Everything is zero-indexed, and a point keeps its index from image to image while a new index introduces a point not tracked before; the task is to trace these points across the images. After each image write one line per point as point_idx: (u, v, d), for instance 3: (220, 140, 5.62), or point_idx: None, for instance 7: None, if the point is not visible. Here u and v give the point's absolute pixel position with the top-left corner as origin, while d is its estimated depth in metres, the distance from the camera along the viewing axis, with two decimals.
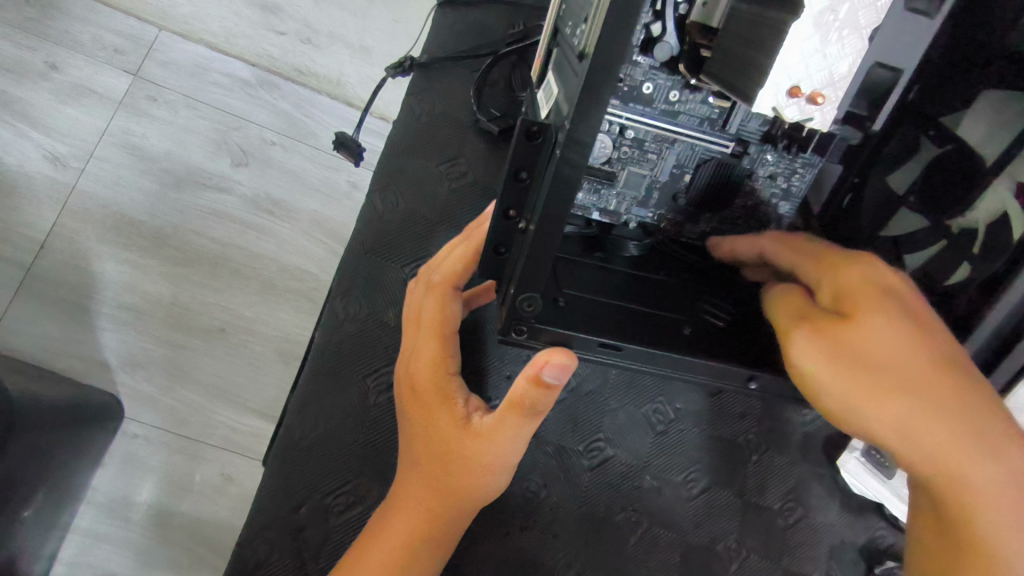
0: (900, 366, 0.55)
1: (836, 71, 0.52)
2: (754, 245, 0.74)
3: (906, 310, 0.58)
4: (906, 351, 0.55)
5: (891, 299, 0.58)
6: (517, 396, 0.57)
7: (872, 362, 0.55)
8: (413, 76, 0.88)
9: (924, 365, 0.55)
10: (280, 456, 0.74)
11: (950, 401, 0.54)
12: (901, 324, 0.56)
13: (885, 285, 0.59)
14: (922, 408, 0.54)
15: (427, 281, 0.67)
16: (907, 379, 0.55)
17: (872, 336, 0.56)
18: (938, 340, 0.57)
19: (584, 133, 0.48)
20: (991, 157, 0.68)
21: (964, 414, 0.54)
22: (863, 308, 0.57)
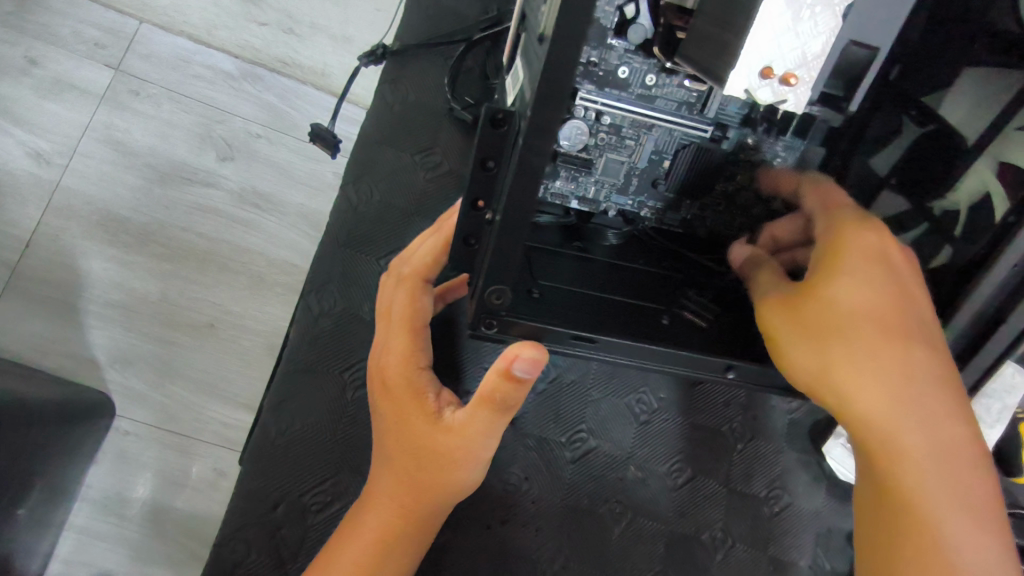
0: (865, 328, 0.57)
1: (809, 51, 0.51)
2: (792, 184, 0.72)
3: (890, 278, 0.59)
4: (874, 314, 0.58)
5: (877, 265, 0.59)
6: (488, 391, 0.57)
7: (836, 321, 0.58)
8: (387, 65, 0.86)
9: (888, 330, 0.57)
10: (256, 455, 0.73)
11: (909, 369, 0.56)
12: (877, 289, 0.58)
13: (878, 252, 0.61)
14: (879, 369, 0.56)
15: (398, 274, 0.66)
16: (869, 341, 0.57)
17: (841, 296, 0.58)
18: (913, 315, 0.59)
19: (547, 119, 0.46)
20: (973, 139, 0.66)
21: (918, 385, 0.55)
22: (840, 269, 0.60)
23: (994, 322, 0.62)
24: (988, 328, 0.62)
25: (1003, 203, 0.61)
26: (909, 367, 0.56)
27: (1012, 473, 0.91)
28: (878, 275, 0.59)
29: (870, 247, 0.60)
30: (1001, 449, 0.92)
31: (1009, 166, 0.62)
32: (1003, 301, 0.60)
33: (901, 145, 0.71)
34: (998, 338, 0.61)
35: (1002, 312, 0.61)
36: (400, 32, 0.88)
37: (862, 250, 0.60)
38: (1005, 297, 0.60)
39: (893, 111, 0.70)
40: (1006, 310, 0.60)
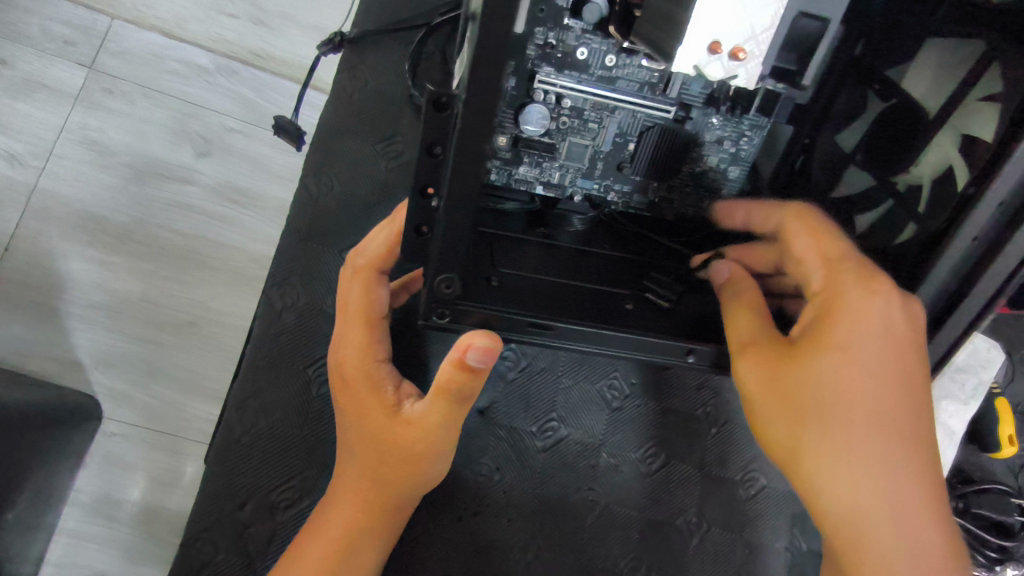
0: (844, 407, 0.58)
1: (758, 24, 0.50)
2: (772, 220, 0.71)
3: (882, 355, 0.58)
4: (861, 396, 0.57)
5: (870, 339, 0.58)
6: (443, 381, 0.57)
7: (819, 399, 0.58)
8: (344, 53, 0.84)
9: (870, 413, 0.57)
10: (221, 455, 0.72)
11: (889, 457, 0.56)
12: (863, 367, 0.58)
13: (876, 321, 0.58)
14: (858, 455, 0.56)
15: (353, 265, 0.65)
16: (852, 424, 0.57)
17: (828, 373, 0.58)
18: (903, 397, 0.58)
19: (487, 102, 0.45)
20: (935, 109, 0.63)
21: (893, 475, 0.56)
22: (829, 342, 0.59)
23: (957, 297, 0.58)
24: (951, 303, 0.59)
25: (965, 175, 0.57)
26: (888, 455, 0.56)
27: (987, 448, 0.91)
28: (865, 350, 0.58)
29: (867, 318, 0.59)
30: (976, 424, 0.92)
31: (971, 138, 0.59)
32: (966, 273, 0.57)
33: (867, 119, 0.70)
34: (964, 311, 0.58)
35: (965, 285, 0.58)
36: (363, 19, 0.86)
37: (853, 320, 0.59)
38: (966, 271, 0.57)
39: (857, 86, 0.71)
40: (969, 283, 0.57)
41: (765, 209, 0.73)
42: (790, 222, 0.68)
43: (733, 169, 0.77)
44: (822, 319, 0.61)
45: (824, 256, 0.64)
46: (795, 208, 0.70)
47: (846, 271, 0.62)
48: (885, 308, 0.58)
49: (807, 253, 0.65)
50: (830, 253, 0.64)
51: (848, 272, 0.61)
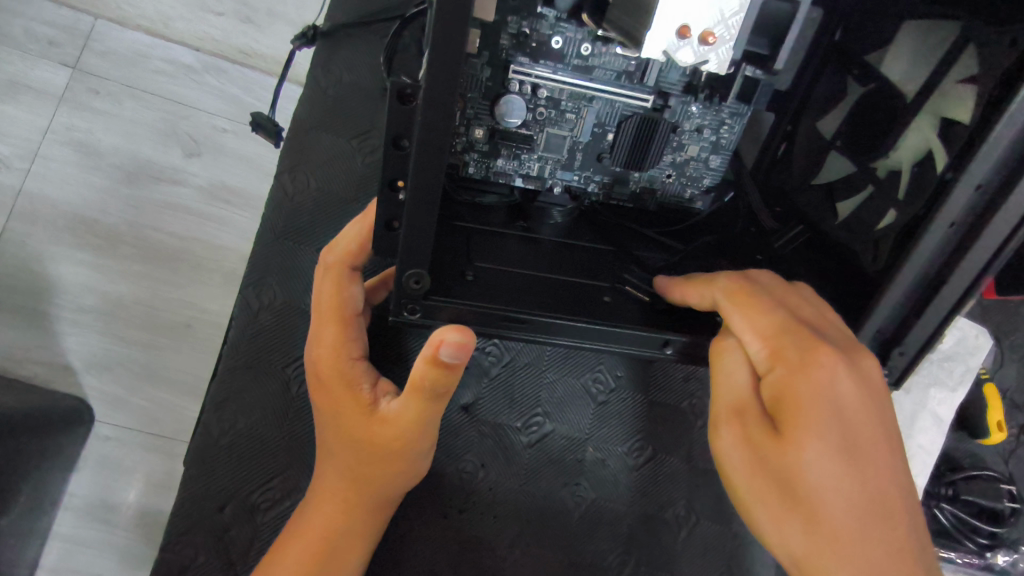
0: (815, 494, 0.52)
1: (726, 8, 0.49)
2: (706, 296, 0.61)
3: (844, 429, 0.53)
4: (840, 488, 0.52)
5: (832, 420, 0.53)
6: (418, 378, 0.56)
7: (800, 495, 0.53)
8: (319, 47, 0.83)
9: (851, 506, 0.52)
10: (199, 457, 0.72)
11: (882, 549, 0.51)
12: (833, 455, 0.52)
13: (834, 394, 0.53)
14: (851, 555, 0.51)
15: (324, 264, 0.64)
16: (836, 523, 0.52)
17: (802, 468, 0.52)
18: (875, 475, 0.53)
19: (449, 90, 0.44)
20: (913, 92, 0.61)
21: (892, 570, 0.50)
22: (796, 432, 0.53)
23: (937, 283, 0.56)
24: (931, 290, 0.57)
25: (943, 158, 0.56)
26: (877, 545, 0.51)
27: (976, 434, 0.91)
28: (833, 428, 0.53)
29: (823, 397, 0.53)
30: (965, 411, 0.91)
31: (949, 121, 0.57)
32: (948, 257, 0.56)
33: (846, 104, 0.69)
34: (943, 298, 0.56)
35: (945, 270, 0.56)
36: (342, 12, 0.85)
37: (812, 403, 0.53)
38: (946, 256, 0.56)
39: (838, 70, 0.71)
40: (949, 268, 0.55)
41: (694, 288, 0.61)
42: (723, 300, 0.59)
43: (714, 158, 0.76)
44: (779, 405, 0.55)
45: (766, 328, 0.57)
46: (726, 282, 0.61)
47: (790, 347, 0.56)
48: (837, 382, 0.53)
49: (747, 332, 0.57)
50: (773, 327, 0.57)
51: (794, 347, 0.55)
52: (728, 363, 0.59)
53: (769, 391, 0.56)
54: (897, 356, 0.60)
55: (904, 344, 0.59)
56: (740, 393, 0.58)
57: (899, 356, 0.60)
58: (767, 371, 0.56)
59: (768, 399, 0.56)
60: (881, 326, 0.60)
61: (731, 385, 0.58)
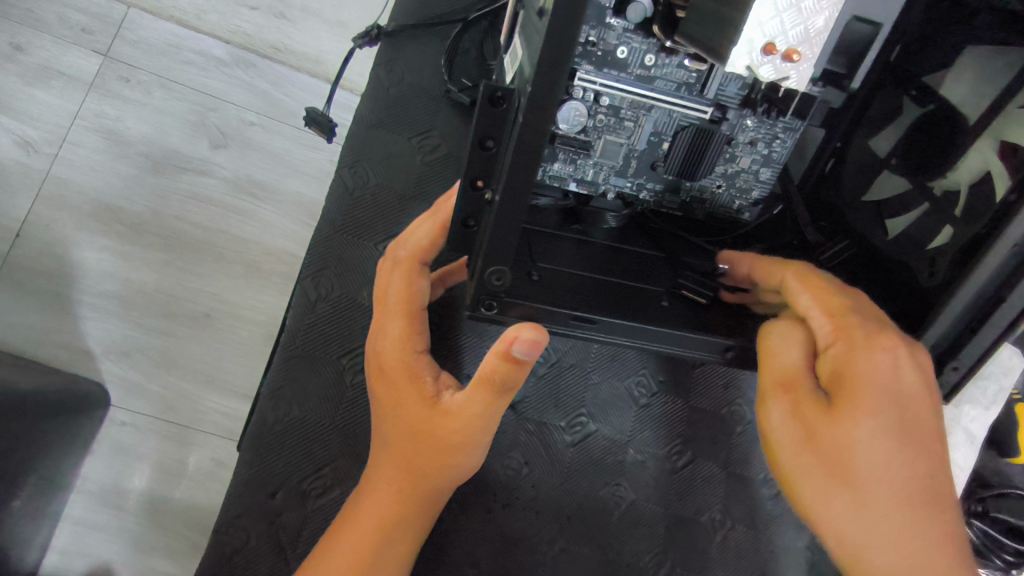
0: (864, 471, 0.54)
1: (812, 26, 0.51)
2: (777, 277, 0.63)
3: (897, 414, 0.55)
4: (888, 462, 0.54)
5: (889, 401, 0.55)
6: (487, 372, 0.57)
7: (845, 465, 0.55)
8: (381, 46, 0.85)
9: (896, 479, 0.54)
10: (254, 442, 0.73)
11: (916, 521, 0.54)
12: (885, 433, 0.54)
13: (896, 380, 0.54)
14: (885, 522, 0.54)
15: (394, 257, 0.65)
16: (876, 495, 0.54)
17: (851, 442, 0.54)
18: (924, 454, 0.55)
19: (545, 95, 0.46)
20: (975, 116, 0.64)
21: (923, 541, 0.54)
22: (852, 410, 0.55)
23: (995, 302, 0.58)
24: (989, 307, 0.58)
25: (1003, 183, 0.58)
26: (917, 521, 0.54)
27: (1005, 453, 0.94)
28: (888, 410, 0.54)
29: (883, 380, 0.54)
30: (995, 431, 0.95)
31: (1010, 145, 0.60)
32: (1005, 277, 0.57)
33: (900, 125, 0.71)
34: (1000, 317, 0.57)
35: (1003, 290, 0.57)
36: (397, 16, 0.87)
37: (871, 384, 0.55)
38: (1003, 278, 0.57)
39: (894, 90, 0.72)
40: (1007, 289, 0.57)
41: (767, 269, 0.64)
42: (793, 279, 0.61)
43: (764, 171, 0.77)
44: (838, 381, 0.56)
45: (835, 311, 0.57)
46: (798, 266, 0.63)
47: (857, 328, 0.56)
48: (902, 365, 0.54)
49: (814, 311, 0.59)
50: (841, 311, 0.58)
51: (863, 329, 0.56)
52: (781, 343, 0.59)
53: (826, 370, 0.57)
54: (950, 371, 0.62)
55: (959, 359, 0.61)
56: (793, 370, 0.58)
57: (953, 371, 0.62)
58: (827, 352, 0.57)
59: (823, 377, 0.57)
60: (938, 342, 0.61)
61: (784, 361, 0.58)
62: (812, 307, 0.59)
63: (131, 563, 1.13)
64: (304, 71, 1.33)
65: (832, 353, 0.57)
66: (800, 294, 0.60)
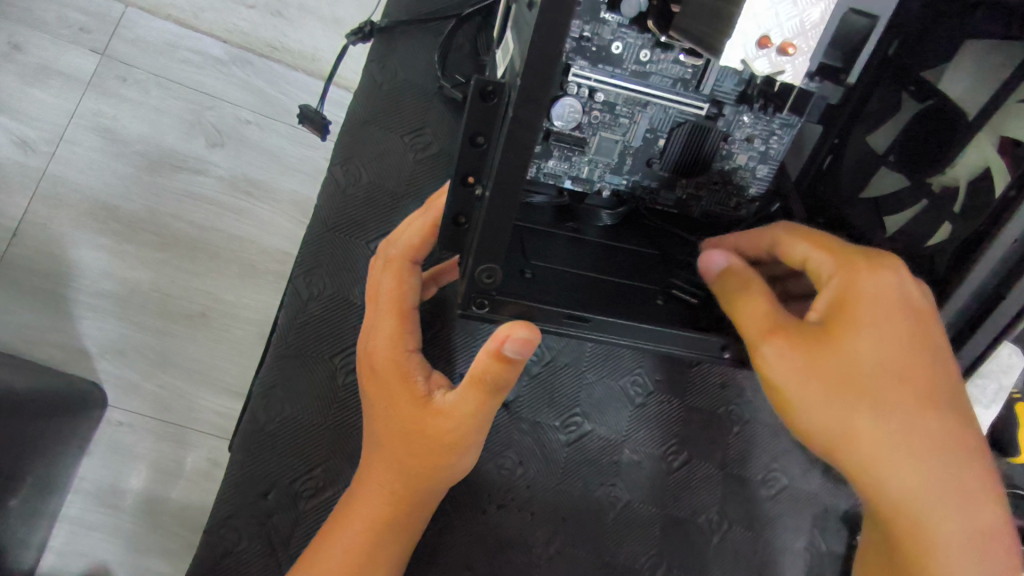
0: (874, 386, 0.55)
1: (807, 18, 0.50)
2: (764, 236, 0.64)
3: (903, 331, 0.56)
4: (897, 375, 0.55)
5: (892, 318, 0.56)
6: (478, 371, 0.56)
7: (856, 386, 0.55)
8: (374, 43, 0.84)
9: (906, 393, 0.55)
10: (245, 442, 0.72)
11: (930, 434, 0.54)
12: (889, 349, 0.55)
13: (897, 296, 0.56)
14: (900, 437, 0.54)
15: (384, 256, 0.65)
16: (890, 410, 0.54)
17: (860, 356, 0.55)
18: (929, 366, 0.56)
19: (536, 89, 0.45)
20: (975, 111, 0.63)
21: (940, 453, 0.54)
22: (857, 327, 0.56)
23: (995, 298, 0.59)
24: (990, 304, 0.59)
25: (1003, 178, 0.58)
26: (931, 433, 0.54)
27: (1006, 453, 0.92)
28: (894, 325, 0.56)
29: (885, 297, 0.56)
30: (996, 430, 0.93)
31: (1010, 140, 0.59)
32: (1006, 274, 0.57)
33: (898, 121, 0.70)
34: (1001, 313, 0.59)
35: (1002, 287, 0.58)
36: (391, 12, 0.86)
37: (875, 301, 0.56)
38: (1003, 275, 0.58)
39: (892, 86, 0.70)
40: (1007, 286, 0.58)
41: (752, 235, 0.65)
42: (781, 232, 0.63)
43: (761, 168, 0.76)
44: (840, 305, 0.57)
45: (829, 246, 0.59)
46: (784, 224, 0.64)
47: (854, 254, 0.58)
48: (898, 282, 0.57)
49: (813, 252, 0.59)
50: (835, 245, 0.59)
51: (858, 255, 0.58)
52: (749, 304, 0.58)
53: (829, 297, 0.58)
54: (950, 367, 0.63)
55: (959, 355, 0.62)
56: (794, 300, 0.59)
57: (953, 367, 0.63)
58: (828, 281, 0.58)
59: (825, 304, 0.58)
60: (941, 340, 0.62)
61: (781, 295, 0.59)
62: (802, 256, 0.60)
63: (127, 563, 1.12)
64: (300, 70, 1.32)
65: (831, 281, 0.58)
66: (790, 244, 0.61)
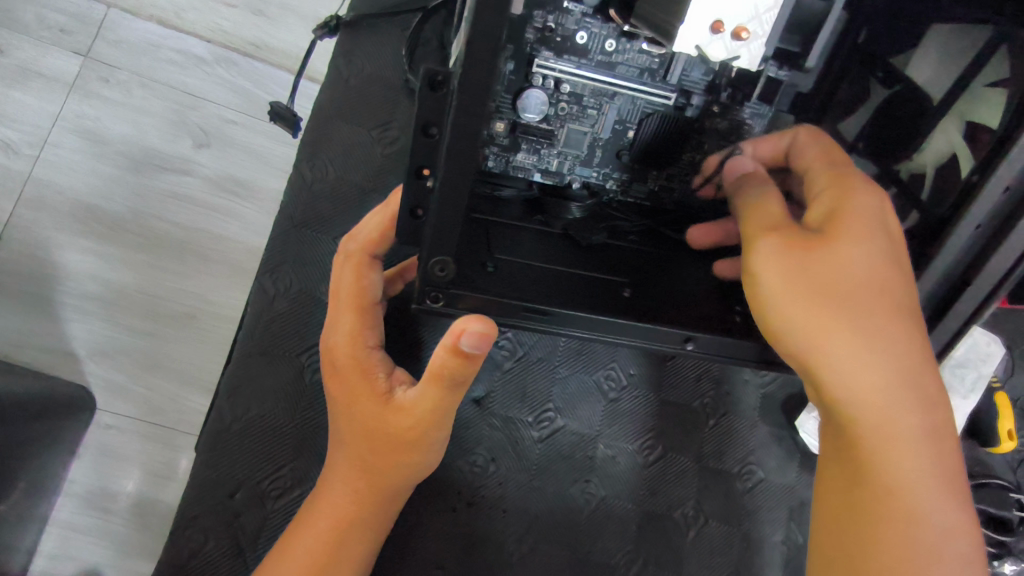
0: (855, 291, 0.55)
1: (761, 3, 0.49)
2: (784, 138, 0.67)
3: (885, 248, 0.57)
4: (877, 284, 0.56)
5: (877, 233, 0.57)
6: (436, 367, 0.56)
7: (838, 289, 0.55)
8: (341, 37, 0.83)
9: (888, 305, 0.55)
10: (212, 442, 0.71)
11: (905, 346, 0.54)
12: (874, 261, 0.56)
13: (881, 216, 0.58)
14: (879, 344, 0.54)
15: (345, 250, 0.64)
16: (869, 316, 0.55)
17: (844, 262, 0.56)
18: (909, 286, 0.57)
19: (483, 76, 0.44)
20: (941, 96, 0.62)
21: (912, 367, 0.54)
22: (845, 235, 0.56)
23: (961, 284, 0.58)
24: (954, 291, 0.59)
25: (969, 162, 0.58)
26: (906, 345, 0.54)
27: (986, 442, 0.91)
28: (876, 240, 0.57)
29: (871, 215, 0.57)
30: (976, 418, 0.92)
31: (977, 125, 0.59)
32: (970, 261, 0.57)
33: (868, 108, 0.68)
34: (967, 299, 0.58)
35: (969, 272, 0.57)
36: (363, 6, 0.85)
37: (861, 216, 0.57)
38: (969, 260, 0.57)
39: (859, 74, 0.69)
40: (972, 272, 0.57)
41: (771, 139, 0.68)
42: (801, 136, 0.66)
43: None
44: (831, 218, 0.58)
45: (825, 168, 0.62)
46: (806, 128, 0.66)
47: (850, 174, 0.60)
48: (883, 205, 0.58)
49: (815, 165, 0.63)
50: (835, 163, 0.62)
51: (853, 175, 0.60)
52: (761, 207, 0.62)
53: (820, 212, 0.59)
54: None
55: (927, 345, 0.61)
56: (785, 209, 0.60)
57: None
58: (821, 197, 0.60)
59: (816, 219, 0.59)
60: None
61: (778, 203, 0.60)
62: (808, 159, 0.64)
63: (115, 568, 1.11)
64: (283, 68, 1.31)
65: (824, 197, 0.60)
66: (803, 151, 0.65)
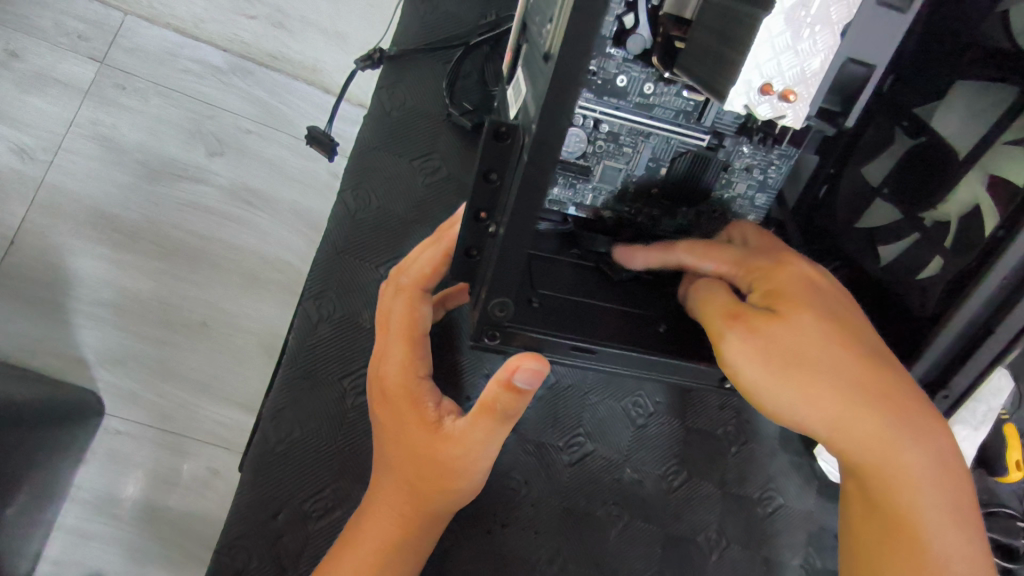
0: (821, 357, 0.58)
1: (808, 68, 0.51)
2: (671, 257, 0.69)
3: (829, 310, 0.61)
4: (836, 345, 0.58)
5: (816, 300, 0.61)
6: (489, 400, 0.58)
7: (804, 358, 0.57)
8: (383, 69, 0.86)
9: (858, 354, 0.58)
10: (257, 463, 0.73)
11: (881, 394, 0.56)
12: (829, 326, 0.59)
13: (811, 285, 0.63)
14: (852, 402, 0.56)
15: (396, 282, 0.67)
16: (840, 377, 0.57)
17: (801, 332, 0.59)
18: (862, 333, 0.60)
19: (554, 135, 0.47)
20: (966, 150, 0.66)
21: (891, 411, 0.56)
22: (792, 308, 0.60)
23: (984, 332, 0.61)
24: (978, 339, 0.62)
25: (992, 218, 0.62)
26: (884, 390, 0.57)
27: (993, 471, 0.95)
28: (818, 306, 0.60)
29: (801, 287, 0.62)
30: (982, 450, 0.96)
31: (1000, 182, 0.62)
32: (993, 311, 0.61)
33: (893, 156, 0.72)
34: (988, 347, 0.61)
35: (991, 322, 0.61)
36: (400, 38, 0.88)
37: (795, 290, 0.62)
38: (993, 310, 0.61)
39: (886, 122, 0.72)
40: (996, 320, 0.60)
41: (657, 256, 0.70)
42: (683, 254, 0.68)
43: (760, 196, 0.78)
44: (772, 297, 0.62)
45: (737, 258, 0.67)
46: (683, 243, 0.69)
47: (764, 262, 0.65)
48: (807, 276, 0.64)
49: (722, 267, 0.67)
50: (738, 258, 0.67)
51: (763, 260, 0.66)
52: (707, 298, 0.64)
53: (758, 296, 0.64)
54: (942, 399, 0.65)
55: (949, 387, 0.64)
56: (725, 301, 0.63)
57: (943, 399, 0.65)
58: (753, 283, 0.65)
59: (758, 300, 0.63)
60: (925, 372, 0.65)
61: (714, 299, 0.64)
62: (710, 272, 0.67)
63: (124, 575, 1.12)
64: (302, 82, 1.34)
65: (758, 281, 0.64)
66: (699, 264, 0.68)
